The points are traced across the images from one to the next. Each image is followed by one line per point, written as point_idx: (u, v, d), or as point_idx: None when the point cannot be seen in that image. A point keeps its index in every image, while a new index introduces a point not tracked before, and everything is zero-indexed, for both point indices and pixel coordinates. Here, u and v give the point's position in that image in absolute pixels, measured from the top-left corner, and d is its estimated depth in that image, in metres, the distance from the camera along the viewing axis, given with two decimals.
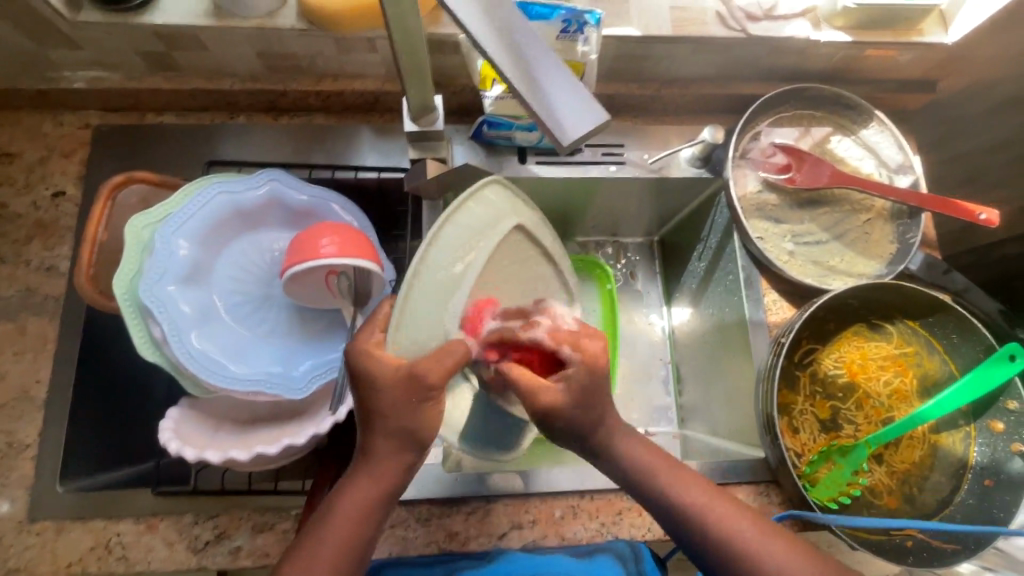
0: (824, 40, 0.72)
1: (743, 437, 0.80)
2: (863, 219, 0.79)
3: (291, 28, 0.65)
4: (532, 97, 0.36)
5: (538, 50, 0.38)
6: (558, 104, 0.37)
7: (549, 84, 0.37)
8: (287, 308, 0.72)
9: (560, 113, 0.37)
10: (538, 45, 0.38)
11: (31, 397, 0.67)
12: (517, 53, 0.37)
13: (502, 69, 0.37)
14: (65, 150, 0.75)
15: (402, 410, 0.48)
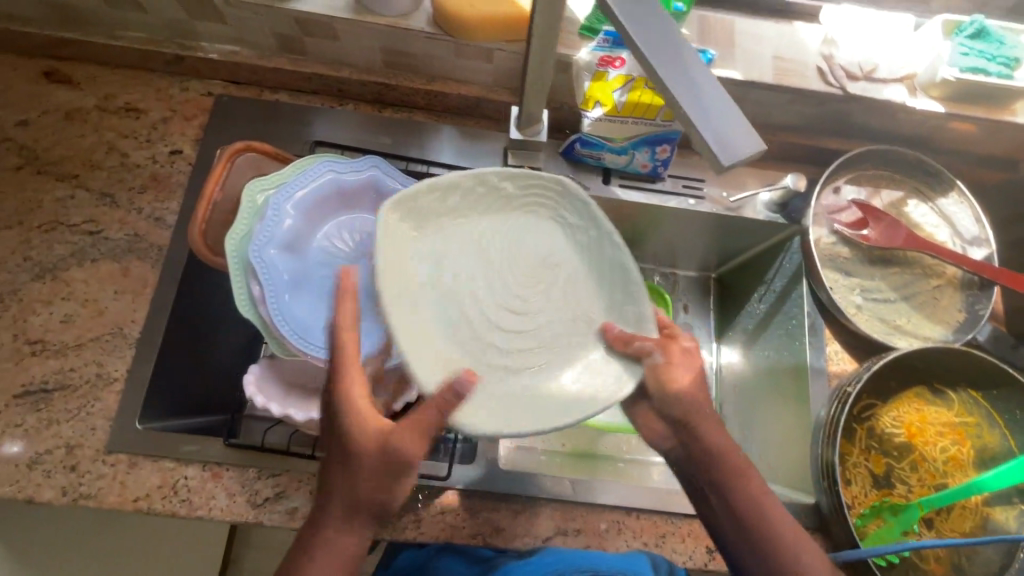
0: (917, 107, 0.74)
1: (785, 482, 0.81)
2: (932, 285, 0.81)
3: (421, 30, 0.70)
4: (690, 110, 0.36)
5: (694, 64, 0.37)
6: (712, 120, 0.36)
7: (711, 101, 0.36)
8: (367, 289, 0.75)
9: (715, 130, 0.36)
10: (691, 58, 0.38)
11: (124, 335, 0.71)
12: (673, 65, 0.37)
13: (660, 80, 0.37)
14: (187, 114, 0.80)
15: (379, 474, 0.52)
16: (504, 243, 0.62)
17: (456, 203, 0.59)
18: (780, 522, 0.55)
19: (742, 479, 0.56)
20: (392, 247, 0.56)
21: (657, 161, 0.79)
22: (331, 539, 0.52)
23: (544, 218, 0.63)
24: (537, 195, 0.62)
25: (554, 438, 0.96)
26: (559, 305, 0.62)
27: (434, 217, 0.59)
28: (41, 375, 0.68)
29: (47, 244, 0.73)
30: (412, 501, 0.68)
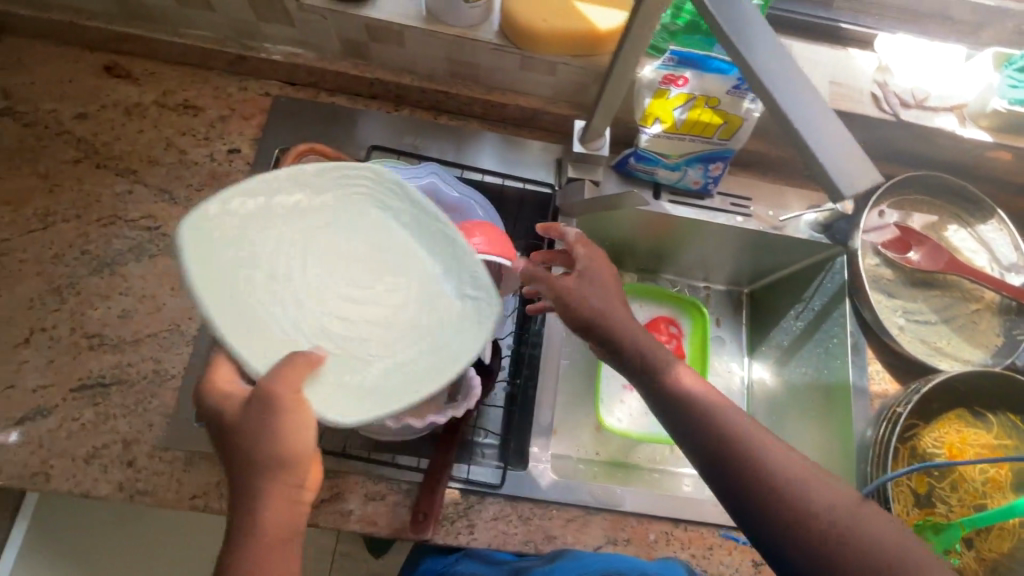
0: (967, 136, 0.75)
1: None
2: (971, 309, 0.83)
3: (489, 42, 0.71)
4: (812, 139, 0.37)
5: (814, 96, 0.38)
6: (834, 150, 0.37)
7: (827, 128, 0.37)
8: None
9: (836, 160, 0.36)
10: (811, 89, 0.39)
11: (181, 332, 0.71)
12: (794, 96, 0.38)
13: (781, 110, 0.38)
14: (245, 113, 0.80)
15: (269, 441, 0.45)
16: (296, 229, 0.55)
17: (277, 206, 0.54)
18: (740, 425, 0.51)
19: (685, 387, 0.55)
20: (213, 265, 0.49)
21: (708, 178, 0.81)
22: (247, 532, 0.45)
23: (369, 209, 0.58)
24: (353, 188, 0.57)
25: (589, 446, 0.97)
26: (365, 298, 0.56)
27: (240, 221, 0.52)
28: (98, 370, 0.68)
29: (105, 238, 0.73)
30: (466, 506, 0.69)
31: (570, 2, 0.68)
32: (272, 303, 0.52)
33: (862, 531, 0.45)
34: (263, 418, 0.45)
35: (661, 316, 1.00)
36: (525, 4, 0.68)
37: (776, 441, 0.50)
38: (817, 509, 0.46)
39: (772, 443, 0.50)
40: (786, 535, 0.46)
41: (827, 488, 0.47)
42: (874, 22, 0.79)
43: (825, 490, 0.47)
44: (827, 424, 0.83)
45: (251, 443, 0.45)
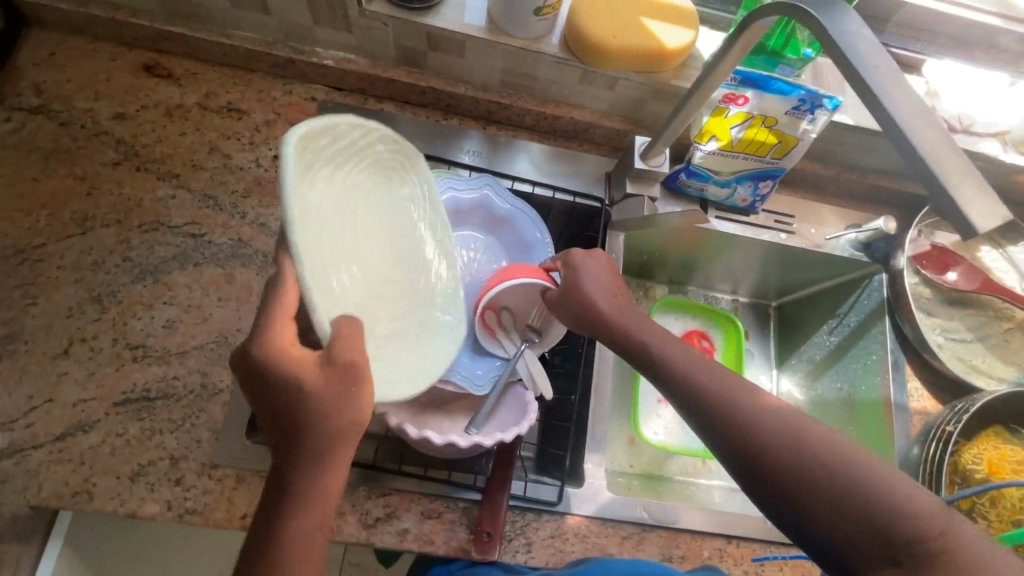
0: (1009, 161, 0.78)
1: None
2: (1004, 328, 0.85)
3: (553, 55, 0.70)
4: (940, 175, 0.38)
5: (940, 131, 0.39)
6: (964, 186, 0.37)
7: (955, 163, 0.38)
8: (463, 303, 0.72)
9: (968, 194, 0.37)
10: (936, 125, 0.40)
11: (229, 344, 0.68)
12: (922, 131, 0.39)
13: (909, 145, 0.39)
14: (291, 118, 0.78)
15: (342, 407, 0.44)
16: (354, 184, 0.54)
17: (355, 153, 0.53)
18: (761, 404, 0.50)
19: (718, 393, 0.52)
20: (304, 167, 0.45)
21: (756, 195, 0.82)
22: (308, 494, 0.44)
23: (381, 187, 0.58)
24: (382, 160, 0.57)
25: (623, 458, 0.96)
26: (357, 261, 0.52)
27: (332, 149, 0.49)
28: (143, 383, 0.65)
29: (147, 245, 0.70)
30: (523, 525, 0.68)
31: (638, 19, 0.69)
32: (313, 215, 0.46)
33: (920, 507, 0.43)
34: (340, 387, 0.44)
35: (695, 330, 1.00)
36: (595, 19, 0.68)
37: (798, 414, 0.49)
38: (866, 485, 0.44)
39: (798, 416, 0.49)
40: (856, 538, 0.44)
41: (891, 480, 0.45)
42: (919, 48, 0.81)
43: (876, 466, 0.45)
44: (864, 439, 0.85)
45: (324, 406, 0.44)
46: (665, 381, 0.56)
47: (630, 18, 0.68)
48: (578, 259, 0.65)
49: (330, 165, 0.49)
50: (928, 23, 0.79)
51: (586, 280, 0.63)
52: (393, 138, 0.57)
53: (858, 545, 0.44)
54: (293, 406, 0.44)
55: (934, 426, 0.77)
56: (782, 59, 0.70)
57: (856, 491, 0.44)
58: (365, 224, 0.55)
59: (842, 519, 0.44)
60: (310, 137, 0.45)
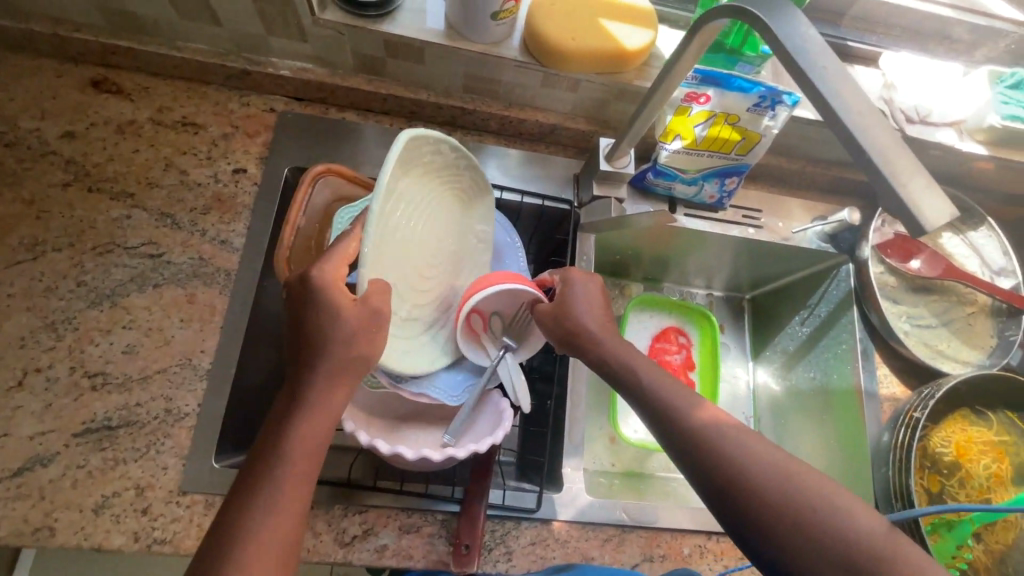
0: (965, 149, 0.80)
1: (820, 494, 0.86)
2: (967, 312, 0.87)
3: (513, 59, 0.70)
4: (890, 175, 0.38)
5: (891, 132, 0.39)
6: (914, 187, 0.38)
7: (906, 164, 0.38)
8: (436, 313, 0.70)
9: (918, 195, 0.37)
10: (887, 126, 0.40)
11: (193, 366, 0.66)
12: (872, 132, 0.39)
13: (859, 146, 0.39)
14: (249, 130, 0.76)
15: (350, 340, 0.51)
16: (430, 191, 0.66)
17: (438, 168, 0.65)
18: (741, 439, 0.51)
19: (694, 423, 0.53)
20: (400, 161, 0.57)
21: (723, 192, 0.83)
22: (314, 405, 0.51)
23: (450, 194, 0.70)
24: (458, 177, 0.69)
25: (604, 458, 0.96)
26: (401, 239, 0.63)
27: (421, 160, 0.62)
28: (104, 411, 0.63)
29: (102, 268, 0.68)
30: (503, 534, 0.67)
31: (597, 21, 0.68)
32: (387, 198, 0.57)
33: (884, 544, 0.45)
34: (349, 312, 0.51)
35: (671, 326, 1.01)
36: (553, 22, 0.67)
37: (775, 451, 0.51)
38: (836, 523, 0.46)
39: (774, 452, 0.51)
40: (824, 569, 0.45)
41: (856, 513, 0.47)
42: (875, 40, 0.82)
43: (845, 505, 0.47)
44: (838, 427, 0.86)
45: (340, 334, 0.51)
46: (649, 412, 0.56)
47: (589, 21, 0.68)
48: (574, 283, 0.65)
49: (415, 168, 0.62)
50: (882, 16, 0.80)
51: (579, 305, 0.62)
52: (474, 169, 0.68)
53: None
54: (308, 327, 0.52)
55: (903, 411, 0.78)
56: (742, 57, 0.70)
57: (824, 528, 0.46)
58: (419, 221, 0.65)
59: (809, 550, 0.46)
60: (412, 138, 0.58)
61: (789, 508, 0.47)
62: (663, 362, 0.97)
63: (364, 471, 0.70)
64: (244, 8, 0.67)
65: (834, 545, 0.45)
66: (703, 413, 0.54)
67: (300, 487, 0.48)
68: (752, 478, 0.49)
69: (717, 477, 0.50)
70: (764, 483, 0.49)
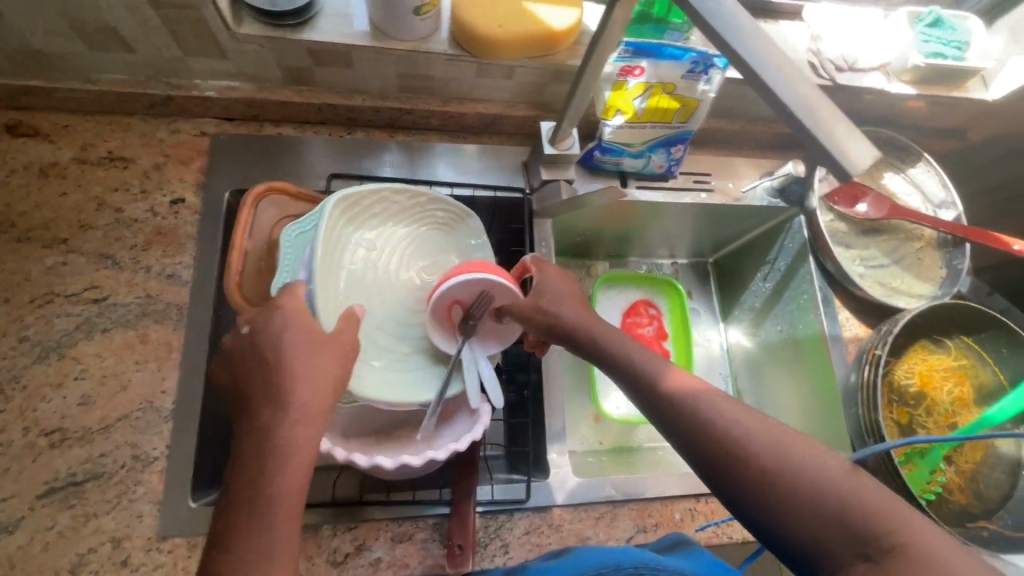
0: (893, 91, 0.82)
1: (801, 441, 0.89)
2: (916, 247, 0.90)
3: (442, 52, 0.68)
4: (813, 125, 0.39)
5: (808, 83, 0.40)
6: (835, 133, 0.38)
7: (826, 112, 0.39)
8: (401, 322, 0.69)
9: (842, 142, 0.38)
10: (805, 76, 0.40)
11: (156, 408, 0.64)
12: (789, 84, 0.40)
13: (780, 101, 0.40)
14: (181, 157, 0.73)
15: (308, 364, 0.51)
16: (400, 235, 0.71)
17: (400, 213, 0.70)
18: (723, 404, 0.52)
19: (679, 397, 0.54)
20: (346, 212, 0.64)
21: (671, 160, 0.83)
22: (285, 437, 0.48)
23: (431, 229, 0.73)
24: (431, 212, 0.72)
25: (591, 438, 0.97)
26: (375, 286, 0.68)
27: (374, 209, 0.68)
28: (67, 467, 0.61)
29: (44, 320, 0.65)
30: (496, 528, 0.67)
31: (522, 5, 0.68)
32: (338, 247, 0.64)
33: (863, 498, 0.46)
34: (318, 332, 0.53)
35: (640, 299, 1.02)
36: (477, 11, 0.66)
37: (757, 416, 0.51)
38: (818, 480, 0.47)
39: (755, 417, 0.51)
40: (810, 528, 0.46)
41: (838, 473, 0.47)
42: None
43: (823, 462, 0.48)
44: (810, 375, 0.89)
45: (302, 367, 0.51)
46: (634, 389, 0.57)
47: (512, 6, 0.67)
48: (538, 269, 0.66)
49: (370, 216, 0.68)
50: None
51: (553, 301, 0.63)
52: (444, 202, 0.71)
53: (805, 536, 0.46)
54: (267, 357, 0.51)
55: (865, 351, 0.82)
56: (669, 25, 0.71)
57: (804, 486, 0.47)
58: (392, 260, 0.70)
59: (794, 511, 0.47)
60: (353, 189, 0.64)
61: (775, 472, 0.48)
62: (637, 334, 0.98)
63: (350, 487, 0.69)
64: (155, 31, 0.64)
65: (818, 503, 0.46)
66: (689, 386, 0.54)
67: (291, 519, 0.46)
68: (739, 447, 0.49)
69: (704, 447, 0.51)
70: (750, 449, 0.49)
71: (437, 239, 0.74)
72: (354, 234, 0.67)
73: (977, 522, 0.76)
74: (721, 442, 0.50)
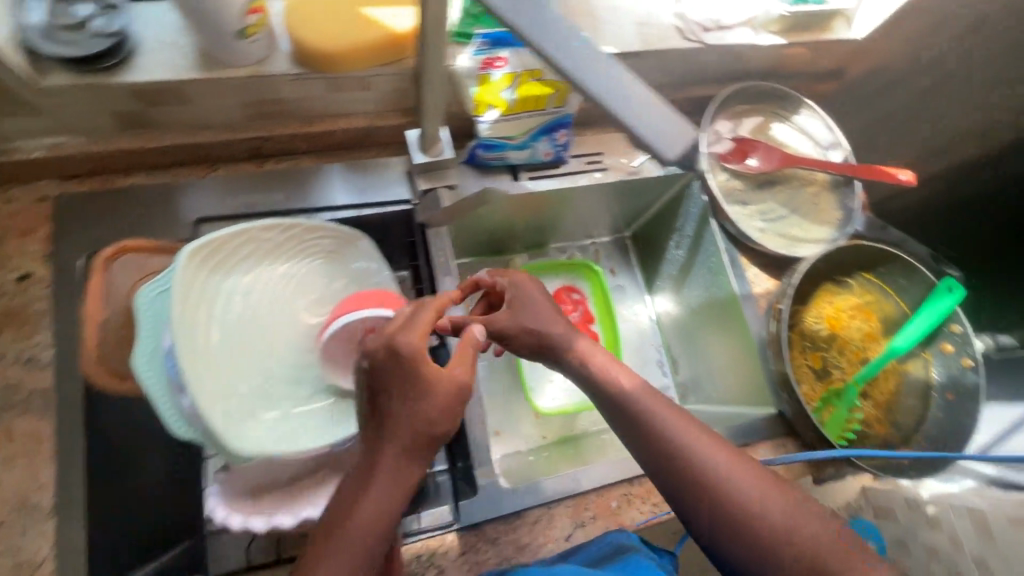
0: (763, 43, 0.82)
1: (734, 400, 0.91)
2: (813, 190, 0.91)
3: (284, 73, 0.64)
4: (626, 116, 0.38)
5: (617, 69, 0.39)
6: (647, 122, 0.38)
7: (638, 100, 0.39)
8: (295, 365, 0.66)
9: (654, 130, 0.38)
10: (614, 63, 0.40)
11: (35, 507, 0.59)
12: (598, 76, 0.39)
13: (591, 95, 0.39)
14: (21, 227, 0.67)
15: (444, 405, 0.51)
16: (280, 270, 0.67)
17: (275, 248, 0.66)
18: (679, 423, 0.58)
19: (647, 421, 0.58)
20: (210, 258, 0.60)
21: (557, 146, 0.81)
22: (381, 476, 0.50)
23: (313, 259, 0.69)
24: (311, 242, 0.68)
25: (534, 434, 0.96)
26: (258, 329, 0.64)
27: (245, 249, 0.63)
28: None
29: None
30: (430, 555, 0.65)
31: (357, 11, 0.63)
32: (208, 298, 0.60)
33: (790, 528, 0.53)
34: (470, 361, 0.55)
35: (561, 287, 1.01)
36: (310, 25, 0.62)
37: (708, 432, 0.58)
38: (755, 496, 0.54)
39: (711, 443, 0.56)
40: (738, 546, 0.53)
41: (775, 503, 0.54)
42: None
43: (763, 494, 0.54)
44: (730, 335, 0.90)
45: (408, 410, 0.51)
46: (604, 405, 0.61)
47: (347, 13, 0.63)
48: (521, 279, 0.69)
49: (241, 258, 0.63)
50: None
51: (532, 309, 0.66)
52: (321, 227, 0.67)
53: (734, 552, 0.54)
54: (406, 390, 0.51)
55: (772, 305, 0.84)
56: None
57: (743, 515, 0.53)
58: (274, 300, 0.66)
59: (729, 532, 0.53)
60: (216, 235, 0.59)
61: (719, 498, 0.54)
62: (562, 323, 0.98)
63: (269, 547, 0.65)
64: None
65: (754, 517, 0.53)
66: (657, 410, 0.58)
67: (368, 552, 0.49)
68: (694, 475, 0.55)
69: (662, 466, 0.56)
70: (703, 473, 0.55)
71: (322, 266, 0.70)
72: (226, 279, 0.62)
73: (896, 450, 0.79)
74: (679, 468, 0.55)
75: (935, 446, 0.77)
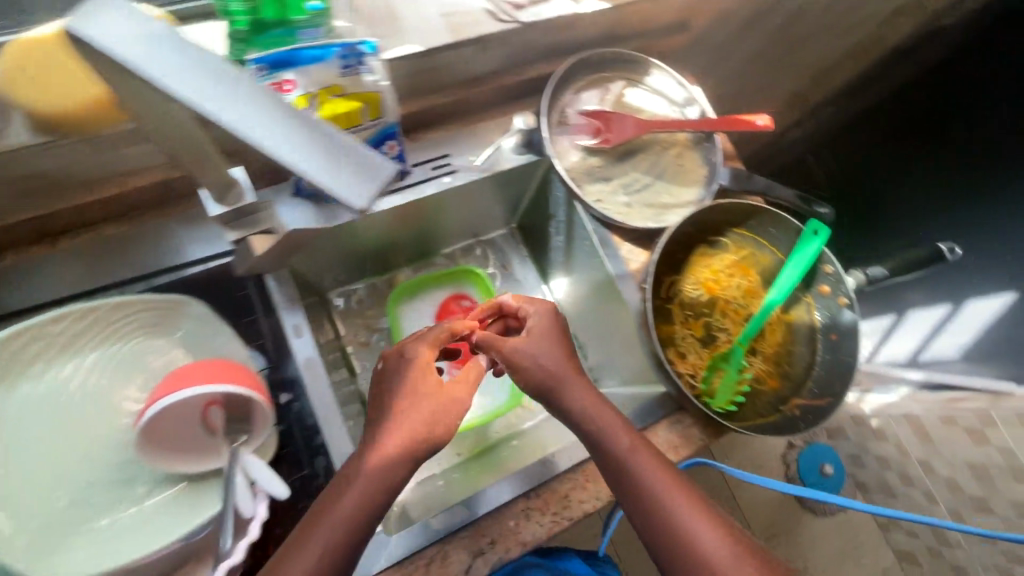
0: (586, 10, 0.79)
1: (641, 384, 0.85)
2: (674, 153, 0.88)
3: (30, 144, 0.56)
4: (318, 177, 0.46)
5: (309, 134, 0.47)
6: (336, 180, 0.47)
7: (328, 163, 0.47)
8: (121, 463, 0.60)
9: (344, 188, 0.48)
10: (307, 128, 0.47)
11: None
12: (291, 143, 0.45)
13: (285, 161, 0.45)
14: None
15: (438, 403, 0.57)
16: (89, 363, 0.61)
17: (76, 340, 0.60)
18: (654, 468, 0.59)
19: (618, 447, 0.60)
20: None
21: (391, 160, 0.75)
22: (368, 482, 0.53)
23: (128, 340, 0.63)
24: (118, 324, 0.62)
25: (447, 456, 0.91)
26: (68, 434, 0.59)
27: (31, 352, 0.58)
28: None
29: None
30: None
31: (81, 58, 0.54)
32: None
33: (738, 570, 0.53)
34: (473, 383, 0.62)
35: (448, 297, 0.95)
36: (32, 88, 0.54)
37: (681, 477, 0.59)
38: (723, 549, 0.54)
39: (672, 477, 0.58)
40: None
41: (724, 544, 0.55)
42: None
43: (712, 534, 0.55)
44: (620, 315, 0.84)
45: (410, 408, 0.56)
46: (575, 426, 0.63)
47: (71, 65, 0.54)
48: (544, 309, 0.69)
49: (32, 361, 0.58)
50: None
51: (546, 324, 0.68)
52: (122, 303, 0.61)
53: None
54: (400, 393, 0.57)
55: (642, 283, 0.79)
56: (293, 23, 0.66)
57: (692, 550, 0.54)
58: (86, 396, 0.61)
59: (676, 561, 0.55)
60: None
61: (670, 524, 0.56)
62: None
63: None
64: None
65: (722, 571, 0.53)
66: (625, 438, 0.61)
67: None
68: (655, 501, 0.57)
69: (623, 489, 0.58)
70: (660, 498, 0.57)
71: (138, 347, 0.63)
72: (16, 389, 0.58)
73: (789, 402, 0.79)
74: (639, 493, 0.57)
75: (824, 392, 0.77)
